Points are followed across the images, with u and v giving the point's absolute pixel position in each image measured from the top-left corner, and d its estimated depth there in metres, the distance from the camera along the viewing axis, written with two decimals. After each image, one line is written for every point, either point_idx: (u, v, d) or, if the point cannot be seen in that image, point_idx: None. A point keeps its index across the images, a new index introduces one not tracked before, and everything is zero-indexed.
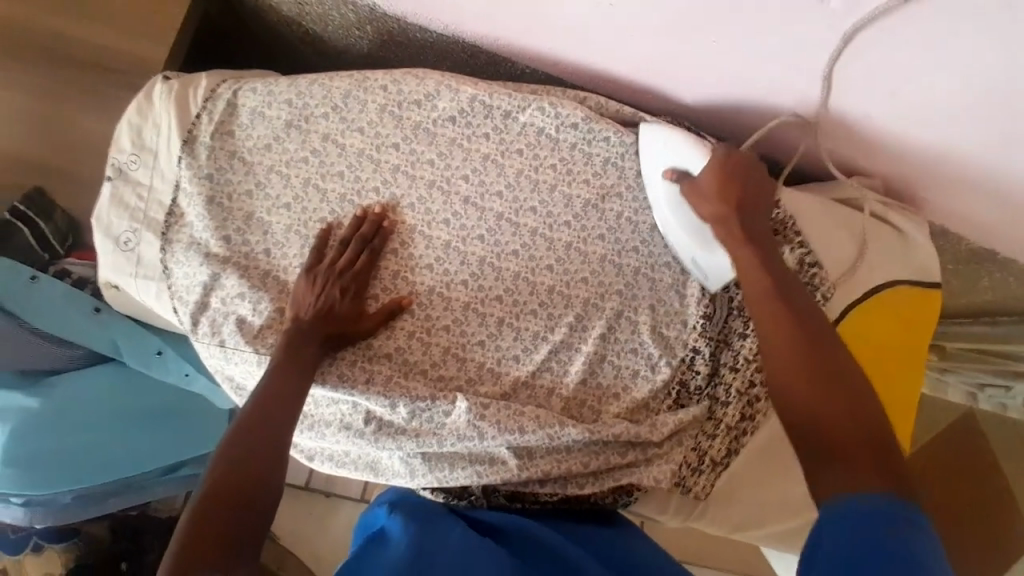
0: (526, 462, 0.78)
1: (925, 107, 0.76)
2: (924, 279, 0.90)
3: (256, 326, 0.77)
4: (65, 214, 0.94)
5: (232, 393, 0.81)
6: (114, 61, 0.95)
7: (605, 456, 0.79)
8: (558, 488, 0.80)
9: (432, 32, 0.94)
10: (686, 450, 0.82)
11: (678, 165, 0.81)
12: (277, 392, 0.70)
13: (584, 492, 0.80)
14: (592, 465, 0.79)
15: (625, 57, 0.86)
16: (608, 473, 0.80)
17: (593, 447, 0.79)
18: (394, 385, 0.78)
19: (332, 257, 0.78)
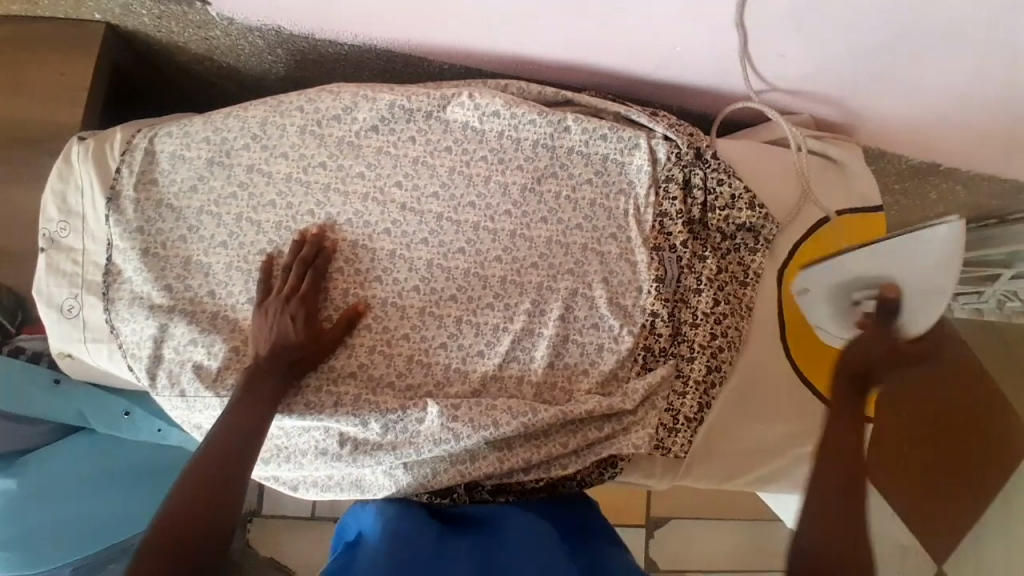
0: (507, 453, 0.80)
1: (837, 34, 0.77)
2: (864, 205, 0.90)
3: (214, 369, 0.77)
4: (10, 292, 0.92)
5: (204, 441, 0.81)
6: (29, 130, 0.93)
7: (583, 431, 0.81)
8: (542, 473, 0.81)
9: (343, 44, 0.94)
10: (660, 413, 0.83)
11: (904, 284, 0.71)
12: (237, 426, 0.71)
13: (568, 471, 0.82)
14: (571, 445, 0.80)
15: (537, 39, 0.86)
16: (588, 448, 0.82)
17: (569, 427, 0.81)
18: (363, 402, 0.78)
19: (276, 291, 0.78)
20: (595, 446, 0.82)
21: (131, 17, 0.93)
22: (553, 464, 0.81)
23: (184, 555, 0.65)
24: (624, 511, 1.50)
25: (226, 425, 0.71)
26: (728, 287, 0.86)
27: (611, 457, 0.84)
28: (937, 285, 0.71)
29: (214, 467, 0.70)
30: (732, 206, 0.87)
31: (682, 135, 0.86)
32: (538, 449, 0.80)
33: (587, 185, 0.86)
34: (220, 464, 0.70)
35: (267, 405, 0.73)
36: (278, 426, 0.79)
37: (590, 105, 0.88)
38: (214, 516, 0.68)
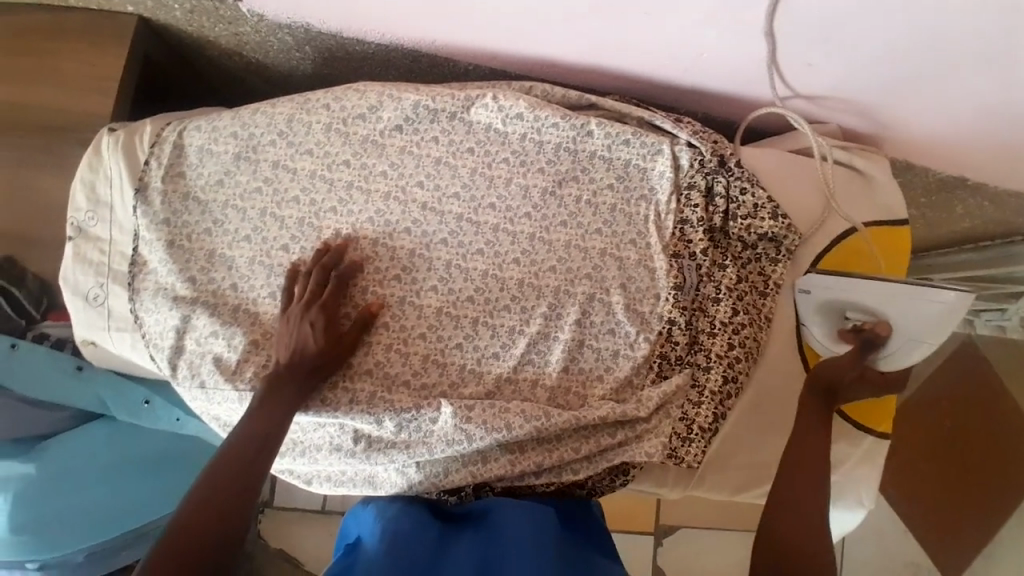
0: (519, 455, 0.80)
1: (868, 44, 0.76)
2: (889, 217, 0.89)
3: (233, 361, 0.78)
4: (36, 279, 0.94)
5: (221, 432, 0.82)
6: (63, 120, 0.95)
7: (596, 438, 0.81)
8: (553, 477, 0.81)
9: (371, 43, 0.94)
10: (673, 421, 0.83)
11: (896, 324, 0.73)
12: (259, 428, 0.72)
13: (578, 476, 0.82)
14: (582, 452, 0.80)
15: (563, 43, 0.86)
16: (600, 454, 0.82)
17: (581, 432, 0.81)
18: (379, 400, 0.79)
19: (296, 296, 0.78)
20: (607, 453, 0.82)
21: (164, 11, 0.94)
22: (564, 468, 0.82)
23: (193, 552, 0.66)
24: (632, 518, 1.50)
25: (247, 425, 0.73)
26: (746, 297, 0.85)
27: (624, 465, 0.84)
28: (927, 334, 0.70)
29: (233, 466, 0.70)
30: (754, 215, 0.84)
31: (706, 142, 0.86)
32: (550, 454, 0.80)
33: (608, 190, 0.86)
34: (239, 464, 0.71)
35: (289, 409, 0.74)
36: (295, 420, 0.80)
37: (614, 110, 0.88)
38: (227, 516, 0.69)
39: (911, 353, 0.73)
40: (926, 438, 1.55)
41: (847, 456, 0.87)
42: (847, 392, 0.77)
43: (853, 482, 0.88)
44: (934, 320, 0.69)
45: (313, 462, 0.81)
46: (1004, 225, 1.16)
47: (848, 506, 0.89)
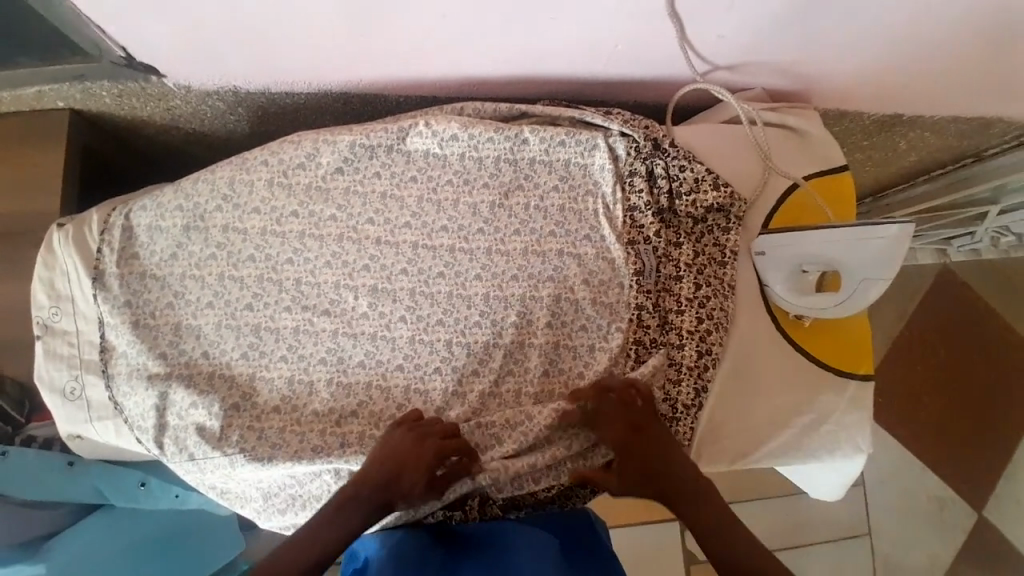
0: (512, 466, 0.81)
1: (768, 7, 0.78)
2: (828, 166, 0.91)
3: (217, 428, 0.78)
4: (15, 383, 0.94)
5: (220, 500, 0.83)
6: (12, 224, 0.96)
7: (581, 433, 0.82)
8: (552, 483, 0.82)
9: (300, 93, 0.96)
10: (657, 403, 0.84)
11: (851, 269, 0.78)
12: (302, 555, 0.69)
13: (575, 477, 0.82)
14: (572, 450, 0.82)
15: (482, 60, 0.88)
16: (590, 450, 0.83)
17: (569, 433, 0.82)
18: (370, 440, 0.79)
19: (390, 439, 0.74)
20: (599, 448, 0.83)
21: (94, 100, 0.96)
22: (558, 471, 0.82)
23: None
24: (652, 507, 1.51)
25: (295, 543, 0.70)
26: (704, 270, 0.87)
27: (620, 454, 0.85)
28: (879, 272, 0.77)
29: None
30: (697, 190, 0.86)
31: (638, 129, 0.87)
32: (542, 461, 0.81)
33: (554, 192, 0.88)
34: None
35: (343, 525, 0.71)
36: (290, 475, 0.78)
37: (545, 114, 0.90)
38: None
39: (865, 292, 0.79)
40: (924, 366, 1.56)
41: (835, 405, 0.89)
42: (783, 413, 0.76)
43: (846, 428, 0.89)
44: (884, 257, 0.75)
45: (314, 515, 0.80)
46: (949, 151, 1.18)
47: (847, 455, 0.90)
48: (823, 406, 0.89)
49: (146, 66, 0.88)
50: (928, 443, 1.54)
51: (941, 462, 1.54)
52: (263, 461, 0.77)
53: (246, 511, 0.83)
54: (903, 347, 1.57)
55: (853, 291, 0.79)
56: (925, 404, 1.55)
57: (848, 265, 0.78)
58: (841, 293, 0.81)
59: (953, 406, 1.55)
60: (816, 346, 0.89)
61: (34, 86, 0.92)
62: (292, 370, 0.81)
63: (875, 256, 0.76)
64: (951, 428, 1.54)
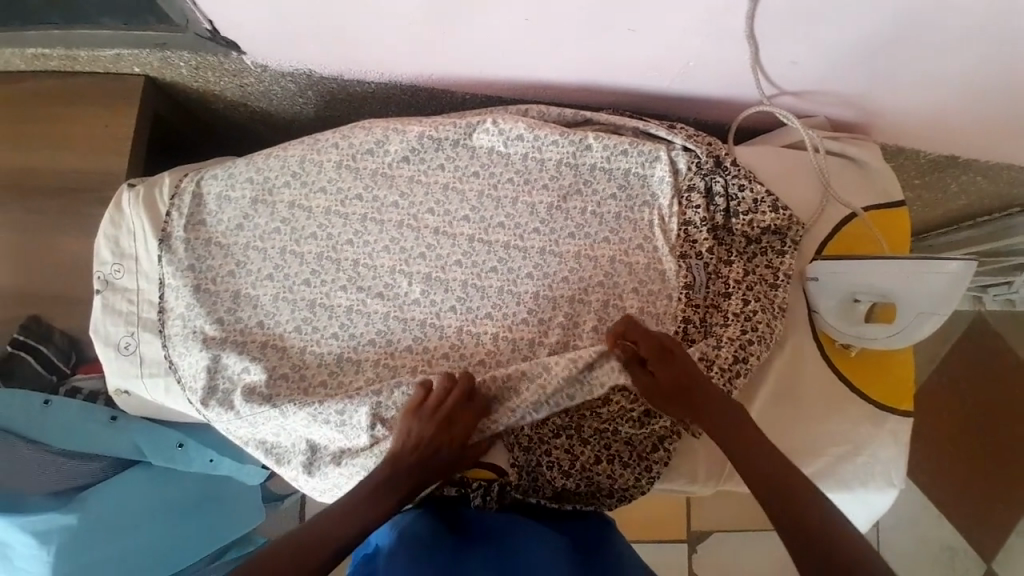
0: (533, 445, 0.83)
1: (844, 37, 0.79)
2: (885, 201, 0.92)
3: (266, 390, 0.80)
4: (63, 334, 0.97)
5: (263, 456, 0.82)
6: (78, 181, 0.99)
7: (609, 425, 0.83)
8: (576, 473, 0.82)
9: (370, 83, 0.99)
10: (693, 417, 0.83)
11: (910, 303, 0.79)
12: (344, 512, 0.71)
13: (602, 470, 0.82)
14: (593, 440, 0.83)
15: (553, 65, 0.90)
16: (618, 439, 0.83)
17: (589, 417, 0.83)
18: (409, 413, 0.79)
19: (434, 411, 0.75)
20: (625, 440, 0.83)
21: (170, 70, 0.98)
22: (584, 458, 0.82)
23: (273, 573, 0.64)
24: (664, 526, 1.50)
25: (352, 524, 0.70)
26: (754, 291, 0.87)
27: (650, 443, 0.84)
28: (935, 309, 0.79)
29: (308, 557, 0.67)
30: (754, 211, 0.87)
31: (701, 145, 0.88)
32: (558, 447, 0.82)
33: (611, 200, 0.89)
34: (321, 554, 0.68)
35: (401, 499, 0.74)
36: (337, 428, 0.78)
37: (609, 123, 0.91)
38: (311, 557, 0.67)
39: (920, 327, 0.80)
40: (948, 411, 1.55)
41: (873, 437, 0.88)
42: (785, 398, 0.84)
43: (881, 463, 0.89)
44: (940, 294, 0.78)
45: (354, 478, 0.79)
46: (998, 198, 1.18)
47: (880, 489, 0.89)
48: (860, 438, 0.88)
49: (228, 42, 0.90)
50: (947, 492, 1.52)
51: (958, 513, 1.50)
52: (308, 428, 0.79)
53: (287, 470, 0.82)
54: (929, 392, 1.56)
55: (909, 324, 0.81)
56: (947, 452, 1.53)
57: (906, 299, 0.80)
58: (897, 326, 0.82)
59: (977, 459, 1.51)
60: (858, 376, 0.89)
61: (113, 48, 0.94)
62: (342, 348, 0.83)
63: (934, 293, 0.78)
64: (973, 481, 1.51)
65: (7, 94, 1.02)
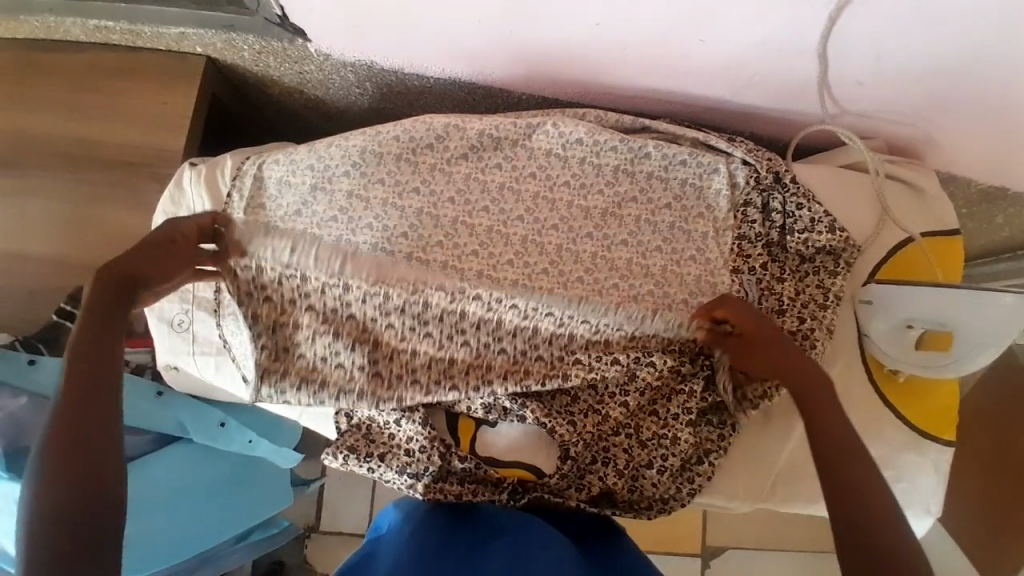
0: (593, 442, 0.85)
1: (917, 61, 0.79)
2: (939, 229, 0.91)
3: (318, 371, 0.84)
4: None
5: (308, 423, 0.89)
6: (134, 156, 1.00)
7: (670, 434, 0.85)
8: (626, 472, 0.85)
9: (430, 78, 0.99)
10: (721, 431, 0.87)
11: (964, 332, 0.79)
12: (100, 392, 0.68)
13: (650, 477, 0.85)
14: (650, 445, 0.85)
15: (616, 70, 0.90)
16: (675, 449, 0.85)
17: (651, 419, 0.86)
18: (475, 375, 0.83)
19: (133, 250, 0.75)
20: (681, 450, 0.85)
21: (232, 52, 0.99)
22: (636, 462, 0.85)
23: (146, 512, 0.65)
24: (681, 538, 1.50)
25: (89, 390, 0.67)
26: (805, 310, 0.87)
27: (696, 458, 0.87)
28: (991, 340, 0.78)
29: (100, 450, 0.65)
30: (811, 230, 0.87)
31: (761, 160, 0.88)
32: (618, 446, 0.85)
33: (666, 209, 0.88)
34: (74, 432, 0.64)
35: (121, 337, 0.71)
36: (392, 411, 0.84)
37: (667, 132, 0.91)
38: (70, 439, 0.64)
39: (975, 358, 0.80)
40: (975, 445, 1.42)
41: (915, 464, 0.88)
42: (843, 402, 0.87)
43: (921, 491, 0.88)
44: (997, 324, 0.77)
45: (395, 465, 0.83)
46: None
47: (918, 518, 0.88)
48: (902, 464, 0.87)
49: (296, 28, 0.91)
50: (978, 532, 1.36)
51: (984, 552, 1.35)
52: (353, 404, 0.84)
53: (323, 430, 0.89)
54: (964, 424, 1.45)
55: (963, 354, 0.80)
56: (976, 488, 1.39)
57: (961, 328, 0.79)
58: (949, 356, 0.81)
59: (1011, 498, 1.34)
60: (904, 402, 0.89)
61: (179, 27, 0.95)
62: (399, 330, 0.84)
63: (990, 323, 0.78)
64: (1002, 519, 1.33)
65: (69, 64, 1.02)
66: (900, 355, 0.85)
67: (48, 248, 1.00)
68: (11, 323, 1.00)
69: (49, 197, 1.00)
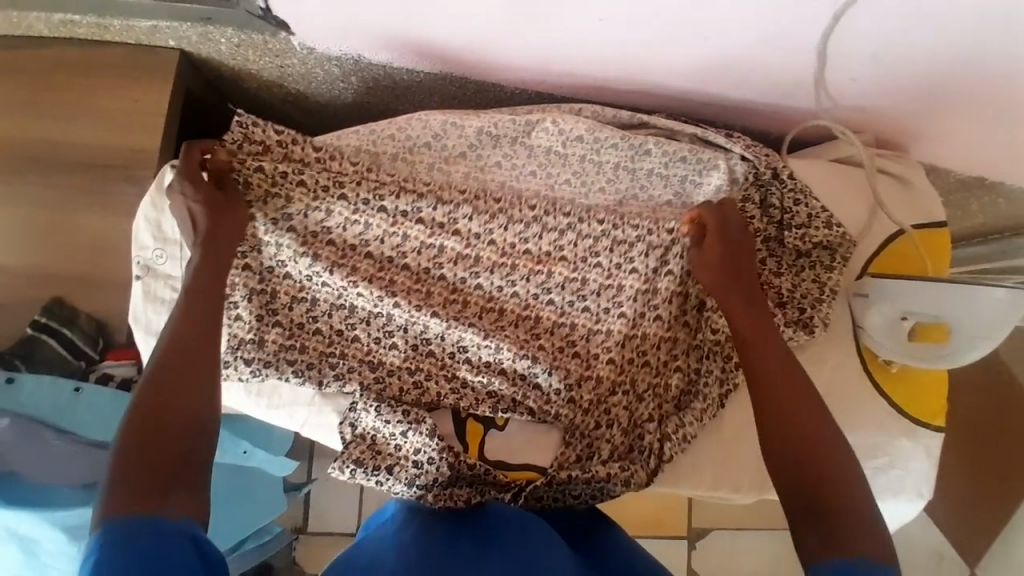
0: (592, 407, 0.86)
1: (914, 56, 0.80)
2: (929, 221, 0.93)
3: (309, 375, 0.84)
4: (90, 318, 0.93)
5: (308, 429, 0.86)
6: (108, 156, 0.95)
7: (662, 382, 0.86)
8: (630, 431, 0.86)
9: (420, 72, 0.96)
10: (720, 388, 0.87)
11: (955, 324, 0.82)
12: (196, 355, 0.68)
13: (654, 428, 0.85)
14: (648, 396, 0.86)
15: (612, 65, 0.89)
16: (669, 395, 0.86)
17: (642, 371, 0.87)
18: (453, 306, 0.87)
19: (201, 258, 0.74)
20: (672, 395, 0.86)
21: (209, 45, 0.94)
22: (638, 412, 0.86)
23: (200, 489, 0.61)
24: (669, 522, 1.52)
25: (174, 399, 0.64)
26: (803, 302, 0.88)
27: (692, 403, 0.86)
28: (978, 333, 0.81)
29: (187, 451, 0.62)
30: (808, 225, 0.88)
31: (759, 157, 0.87)
32: (615, 404, 0.86)
33: (666, 206, 0.89)
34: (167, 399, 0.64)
35: (207, 350, 0.69)
36: (384, 422, 0.82)
37: (666, 127, 0.90)
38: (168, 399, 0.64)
39: (965, 351, 0.82)
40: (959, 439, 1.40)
41: (908, 449, 0.91)
42: (840, 390, 0.90)
43: (913, 474, 0.91)
44: (986, 316, 0.80)
45: (403, 478, 0.82)
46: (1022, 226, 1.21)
47: (909, 499, 0.92)
48: (896, 450, 0.90)
49: (280, 21, 0.86)
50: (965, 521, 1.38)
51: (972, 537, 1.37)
52: (354, 411, 0.83)
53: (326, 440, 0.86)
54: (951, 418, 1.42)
55: (953, 346, 0.82)
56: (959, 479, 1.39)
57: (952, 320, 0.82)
58: (941, 348, 0.83)
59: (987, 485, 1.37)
60: (899, 390, 0.91)
61: (152, 20, 0.89)
62: (377, 260, 0.86)
63: (979, 317, 0.80)
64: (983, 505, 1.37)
65: (33, 58, 0.96)
66: (895, 343, 0.86)
67: (16, 256, 0.94)
68: None
69: (16, 202, 0.94)
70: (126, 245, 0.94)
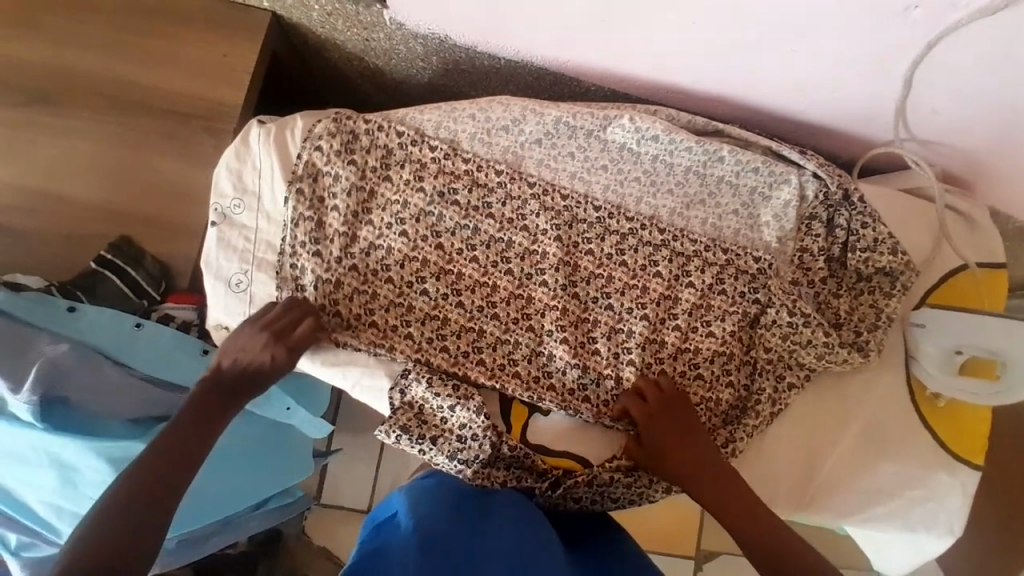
0: None
1: (998, 96, 0.80)
2: (989, 261, 0.93)
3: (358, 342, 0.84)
4: (155, 260, 0.96)
5: (360, 393, 0.86)
6: (190, 106, 0.97)
7: (713, 397, 0.86)
8: None
9: (501, 59, 0.98)
10: (766, 408, 0.87)
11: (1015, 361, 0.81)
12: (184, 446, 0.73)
13: None
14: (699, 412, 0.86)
15: (693, 72, 0.90)
16: (717, 412, 0.86)
17: (694, 384, 0.86)
18: (516, 302, 0.87)
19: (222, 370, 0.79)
20: (722, 409, 0.86)
21: (301, 10, 0.97)
22: None
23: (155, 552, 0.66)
24: (677, 540, 1.52)
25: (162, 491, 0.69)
26: (859, 326, 0.88)
27: (737, 421, 0.87)
28: None
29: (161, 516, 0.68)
30: (874, 250, 0.87)
31: (832, 175, 0.89)
32: None
33: (733, 215, 0.89)
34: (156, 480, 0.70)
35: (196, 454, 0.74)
36: (433, 394, 0.83)
37: (740, 138, 0.92)
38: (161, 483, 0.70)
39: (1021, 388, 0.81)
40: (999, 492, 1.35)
41: (946, 486, 0.89)
42: (882, 417, 0.90)
43: (948, 513, 0.89)
44: None
45: (446, 450, 0.82)
46: None
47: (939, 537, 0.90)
48: (933, 485, 0.89)
49: None
50: None
51: None
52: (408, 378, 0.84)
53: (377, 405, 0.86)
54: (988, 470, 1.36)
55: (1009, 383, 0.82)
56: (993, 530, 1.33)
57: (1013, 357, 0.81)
58: (996, 384, 0.83)
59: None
60: (942, 424, 0.91)
61: None
62: (447, 249, 0.88)
63: None
64: None
65: (133, 4, 0.99)
66: (949, 377, 0.86)
67: (92, 191, 0.97)
68: (43, 263, 0.96)
69: (97, 138, 0.97)
70: (198, 193, 0.97)
